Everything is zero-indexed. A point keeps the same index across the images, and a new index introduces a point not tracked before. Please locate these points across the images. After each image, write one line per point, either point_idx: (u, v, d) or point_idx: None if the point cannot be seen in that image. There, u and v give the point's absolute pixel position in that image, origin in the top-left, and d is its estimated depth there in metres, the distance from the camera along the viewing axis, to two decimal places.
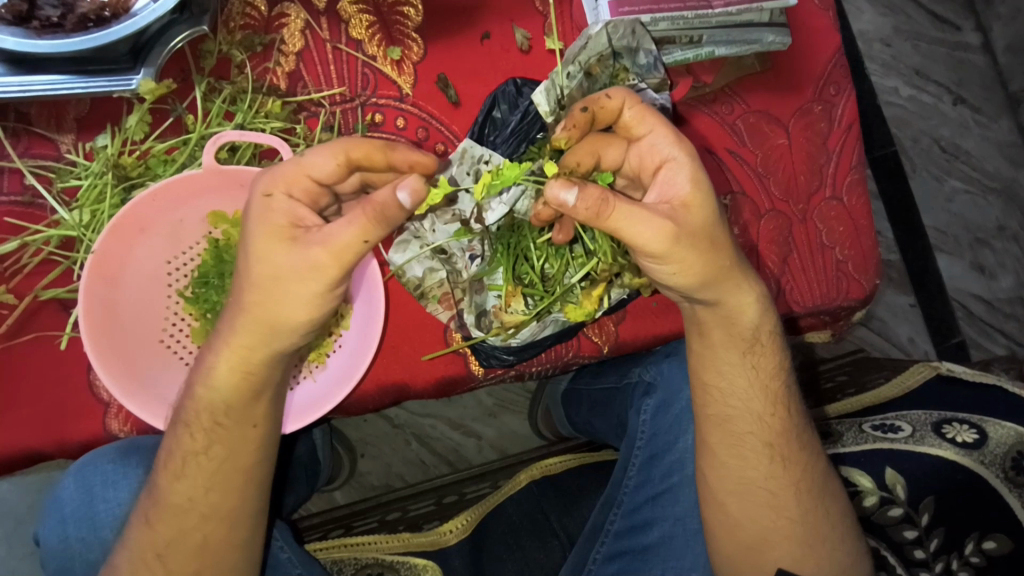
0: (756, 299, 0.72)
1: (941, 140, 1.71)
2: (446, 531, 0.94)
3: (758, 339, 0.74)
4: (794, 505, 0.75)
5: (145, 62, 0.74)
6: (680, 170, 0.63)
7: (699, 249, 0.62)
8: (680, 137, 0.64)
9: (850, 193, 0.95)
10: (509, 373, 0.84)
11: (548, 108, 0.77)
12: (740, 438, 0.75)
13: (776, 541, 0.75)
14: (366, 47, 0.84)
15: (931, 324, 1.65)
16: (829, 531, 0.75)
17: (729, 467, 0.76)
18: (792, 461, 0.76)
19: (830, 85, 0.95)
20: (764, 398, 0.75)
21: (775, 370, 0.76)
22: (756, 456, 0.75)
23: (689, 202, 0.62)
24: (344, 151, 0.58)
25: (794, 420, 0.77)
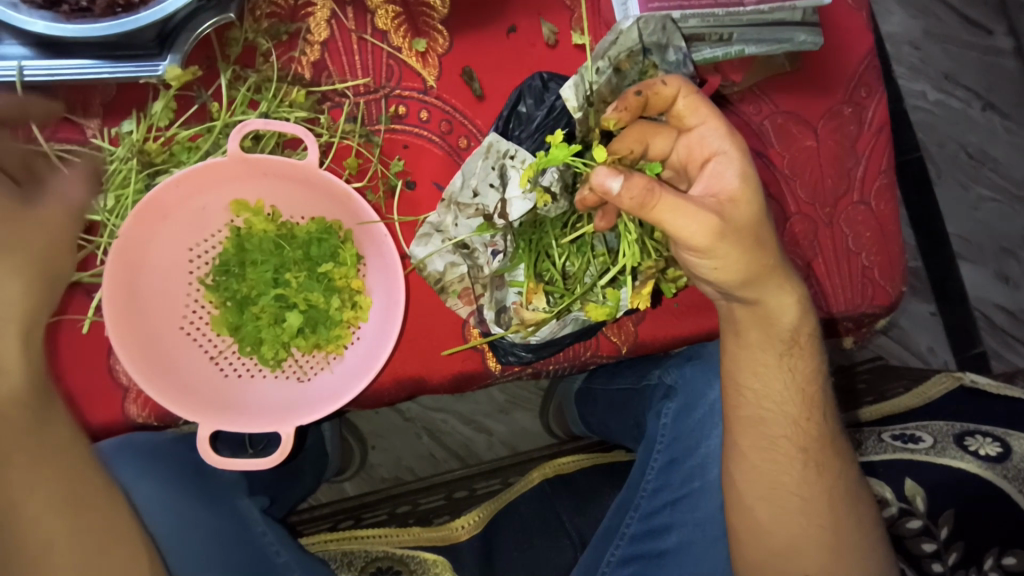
0: (798, 297, 0.71)
1: (969, 146, 1.67)
2: (458, 527, 0.94)
3: (797, 340, 0.73)
4: (825, 511, 0.74)
5: (172, 49, 0.74)
6: (731, 163, 0.64)
7: (746, 240, 0.63)
8: (731, 131, 0.65)
9: (879, 198, 0.93)
10: (526, 369, 0.83)
11: (577, 103, 0.76)
12: (774, 442, 0.75)
13: (804, 548, 0.74)
14: (391, 38, 0.83)
15: (952, 333, 1.62)
16: (859, 539, 0.74)
17: (764, 470, 0.75)
18: (825, 467, 0.75)
19: (861, 87, 0.93)
20: (800, 401, 0.75)
21: (811, 373, 0.75)
22: (789, 460, 0.75)
23: (737, 197, 0.63)
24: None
25: (830, 425, 0.76)
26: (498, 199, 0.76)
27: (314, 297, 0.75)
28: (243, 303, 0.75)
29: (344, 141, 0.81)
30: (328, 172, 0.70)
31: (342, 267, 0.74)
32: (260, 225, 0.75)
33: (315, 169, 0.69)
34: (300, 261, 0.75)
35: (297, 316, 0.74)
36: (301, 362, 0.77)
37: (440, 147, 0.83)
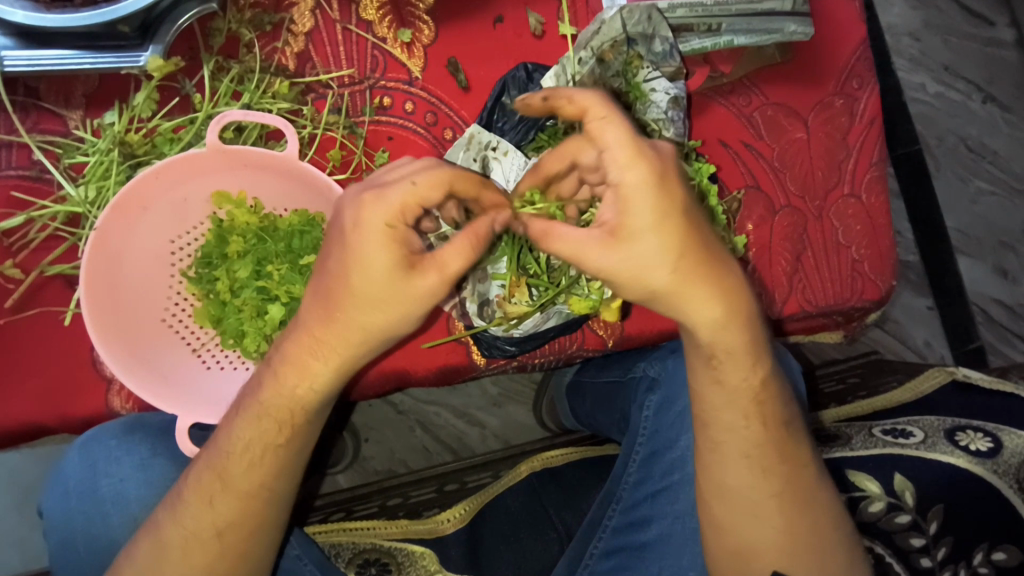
0: (717, 320, 0.65)
1: (968, 139, 1.66)
2: (444, 520, 0.94)
3: (717, 356, 0.69)
4: (779, 514, 0.73)
5: (154, 39, 0.74)
6: (622, 196, 0.57)
7: (638, 260, 0.58)
8: (634, 157, 0.56)
9: (870, 191, 0.91)
10: (511, 364, 0.83)
11: None
12: (717, 447, 0.73)
13: (761, 549, 0.73)
14: (376, 29, 0.83)
15: (949, 328, 1.62)
16: (818, 543, 0.72)
17: (713, 474, 0.74)
18: (775, 472, 0.73)
19: (853, 78, 0.92)
20: (734, 411, 0.72)
21: (744, 387, 0.71)
22: (738, 465, 0.73)
23: (623, 231, 0.57)
24: (451, 177, 0.56)
25: (777, 429, 0.73)
26: None
27: (296, 289, 0.72)
28: (224, 296, 0.73)
29: (327, 132, 0.80)
30: (309, 164, 0.69)
31: None
32: (243, 217, 0.73)
33: (296, 161, 0.69)
34: (282, 254, 0.73)
35: (280, 308, 0.72)
36: None
37: (425, 138, 0.82)
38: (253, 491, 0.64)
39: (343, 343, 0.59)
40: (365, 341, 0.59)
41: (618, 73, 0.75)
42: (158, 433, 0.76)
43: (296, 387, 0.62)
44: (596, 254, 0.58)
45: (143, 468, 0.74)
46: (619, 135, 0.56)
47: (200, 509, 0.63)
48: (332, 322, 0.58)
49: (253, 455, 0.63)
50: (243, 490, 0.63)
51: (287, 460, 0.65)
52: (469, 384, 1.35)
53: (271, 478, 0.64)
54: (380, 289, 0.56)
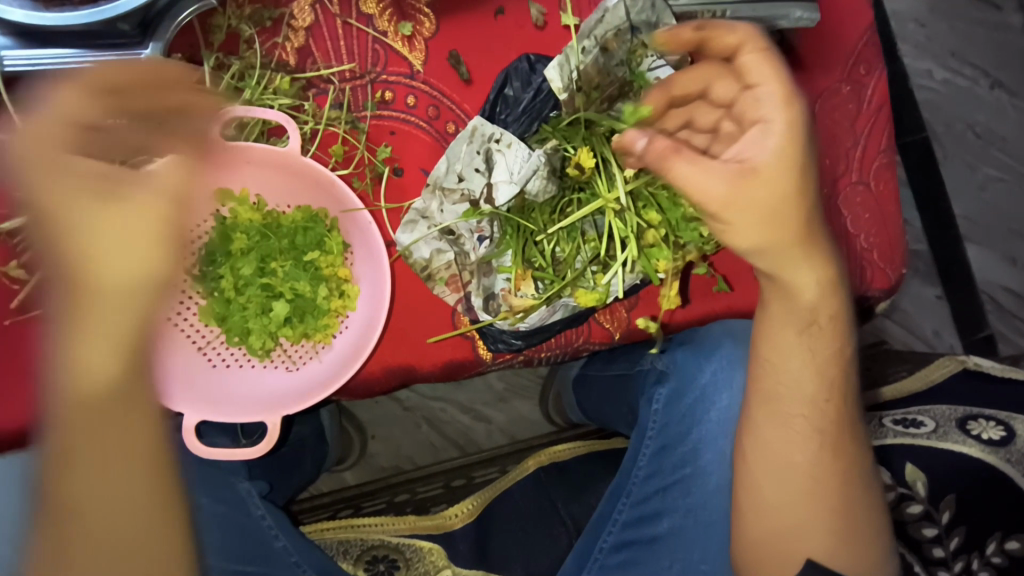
0: (822, 279, 0.61)
1: (976, 125, 1.64)
2: (452, 515, 0.94)
3: (818, 319, 0.64)
4: (839, 496, 0.69)
5: (153, 36, 0.75)
6: (771, 134, 0.56)
7: (766, 198, 0.55)
8: (789, 100, 0.56)
9: (878, 177, 0.90)
10: (518, 358, 0.82)
11: (562, 84, 0.72)
12: (789, 422, 0.69)
13: (811, 530, 0.69)
14: (376, 23, 0.82)
15: (958, 317, 1.60)
16: (867, 527, 0.70)
17: (776, 451, 0.70)
18: (843, 451, 0.69)
19: (860, 63, 0.90)
20: (819, 382, 0.67)
21: (833, 356, 0.67)
22: (804, 441, 0.68)
23: (763, 167, 0.55)
24: (140, 165, 0.60)
25: (852, 410, 0.69)
26: (484, 184, 0.74)
27: (300, 287, 0.73)
28: (228, 294, 0.72)
29: (330, 128, 0.80)
30: (311, 160, 0.68)
31: (326, 255, 0.73)
32: (246, 214, 0.73)
33: (298, 157, 0.67)
34: (286, 251, 0.73)
35: (284, 305, 0.73)
36: (290, 351, 0.75)
37: (428, 133, 0.82)
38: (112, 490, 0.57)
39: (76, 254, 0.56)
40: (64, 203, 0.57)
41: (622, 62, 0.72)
42: None
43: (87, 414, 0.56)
44: (723, 184, 0.55)
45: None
46: (775, 76, 0.57)
47: (69, 528, 0.55)
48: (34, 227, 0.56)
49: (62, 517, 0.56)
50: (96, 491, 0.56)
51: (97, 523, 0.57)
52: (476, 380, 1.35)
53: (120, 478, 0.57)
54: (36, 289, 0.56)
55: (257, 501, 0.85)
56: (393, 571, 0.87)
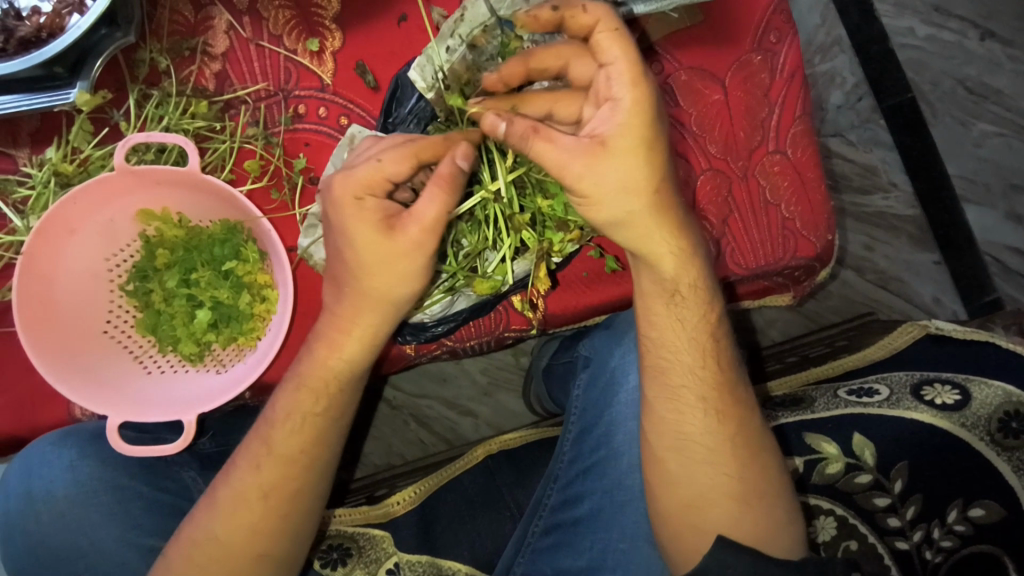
0: (675, 249, 0.66)
1: (967, 80, 1.54)
2: (395, 503, 0.98)
3: (680, 289, 0.69)
4: (732, 459, 0.71)
5: (81, 75, 0.79)
6: (620, 112, 0.58)
7: (613, 176, 0.59)
8: (636, 78, 0.58)
9: (795, 145, 0.89)
10: (443, 350, 0.86)
11: (426, 84, 0.74)
12: (677, 392, 0.71)
13: (714, 498, 0.70)
14: (286, 42, 0.87)
15: (960, 282, 1.53)
16: (769, 488, 0.71)
17: (668, 422, 0.71)
18: (728, 416, 0.71)
19: (770, 32, 0.89)
20: (692, 349, 0.71)
21: (702, 322, 0.71)
22: (691, 409, 0.71)
23: (612, 142, 0.58)
24: (415, 153, 0.62)
25: (729, 371, 0.73)
26: None
27: (220, 294, 0.79)
28: (158, 305, 0.79)
29: (247, 144, 0.85)
30: (211, 175, 0.73)
31: (243, 263, 0.79)
32: (170, 232, 0.79)
33: (199, 174, 0.73)
34: (207, 262, 0.79)
35: (206, 312, 0.79)
36: (221, 356, 0.82)
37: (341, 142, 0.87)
38: (294, 455, 0.72)
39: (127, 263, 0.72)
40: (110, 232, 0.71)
41: (494, 57, 0.73)
42: (90, 440, 0.81)
43: (328, 357, 0.71)
44: (576, 160, 0.58)
45: (72, 470, 0.79)
46: (626, 53, 0.58)
47: (247, 475, 0.71)
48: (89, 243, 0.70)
49: (297, 423, 0.72)
50: (283, 454, 0.71)
51: (326, 425, 0.73)
52: (459, 376, 1.39)
53: (310, 443, 0.72)
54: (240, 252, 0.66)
55: None
56: (347, 558, 0.91)
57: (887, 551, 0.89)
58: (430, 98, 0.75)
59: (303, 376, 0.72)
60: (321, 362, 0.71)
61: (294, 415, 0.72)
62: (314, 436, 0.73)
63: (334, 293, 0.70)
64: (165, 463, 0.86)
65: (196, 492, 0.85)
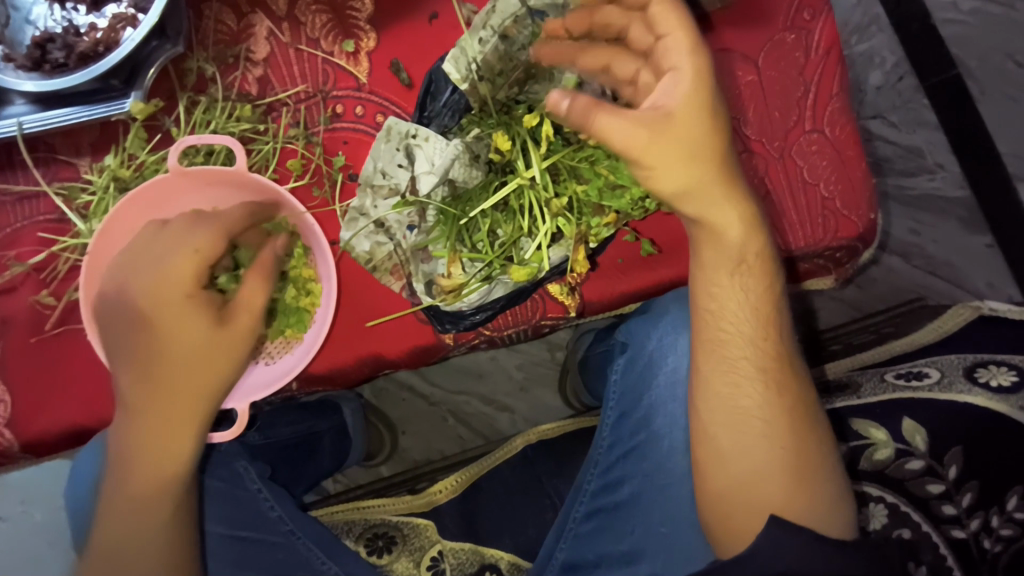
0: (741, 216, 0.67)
1: (1016, 54, 1.48)
2: (437, 491, 1.01)
3: (746, 259, 0.69)
4: (789, 433, 0.69)
5: (136, 85, 0.84)
6: (681, 82, 0.60)
7: (685, 145, 0.60)
8: (693, 46, 0.60)
9: (833, 124, 0.87)
10: (481, 340, 0.87)
11: (459, 75, 0.76)
12: (734, 364, 0.70)
13: (767, 474, 0.69)
14: (323, 45, 0.90)
15: (1014, 265, 1.47)
16: (823, 462, 0.70)
17: (724, 394, 0.70)
18: (785, 389, 0.71)
19: (804, 9, 0.88)
20: (754, 320, 0.70)
21: (767, 292, 0.71)
22: (749, 381, 0.70)
23: (677, 114, 0.59)
24: (221, 233, 0.71)
25: (786, 345, 0.72)
26: (408, 178, 0.78)
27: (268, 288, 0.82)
28: None
29: (289, 144, 0.89)
30: (256, 175, 0.76)
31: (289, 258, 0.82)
32: None
33: (245, 173, 0.76)
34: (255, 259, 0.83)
35: None
36: (271, 350, 0.83)
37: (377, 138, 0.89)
38: (151, 509, 0.71)
39: (146, 311, 0.68)
40: (173, 284, 0.68)
41: (525, 46, 0.76)
42: None
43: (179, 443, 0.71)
44: (642, 135, 0.58)
45: None
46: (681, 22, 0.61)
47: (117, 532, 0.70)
48: (139, 259, 0.71)
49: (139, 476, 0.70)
50: (131, 513, 0.70)
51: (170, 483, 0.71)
52: (497, 371, 1.41)
53: (161, 493, 0.71)
54: (187, 306, 0.69)
55: (252, 475, 0.90)
56: (392, 547, 0.94)
57: (943, 540, 0.86)
58: (463, 87, 0.77)
59: (149, 459, 0.69)
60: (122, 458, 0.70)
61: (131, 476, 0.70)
62: (140, 502, 0.70)
63: (134, 388, 0.68)
64: (221, 452, 0.90)
65: (248, 480, 0.89)
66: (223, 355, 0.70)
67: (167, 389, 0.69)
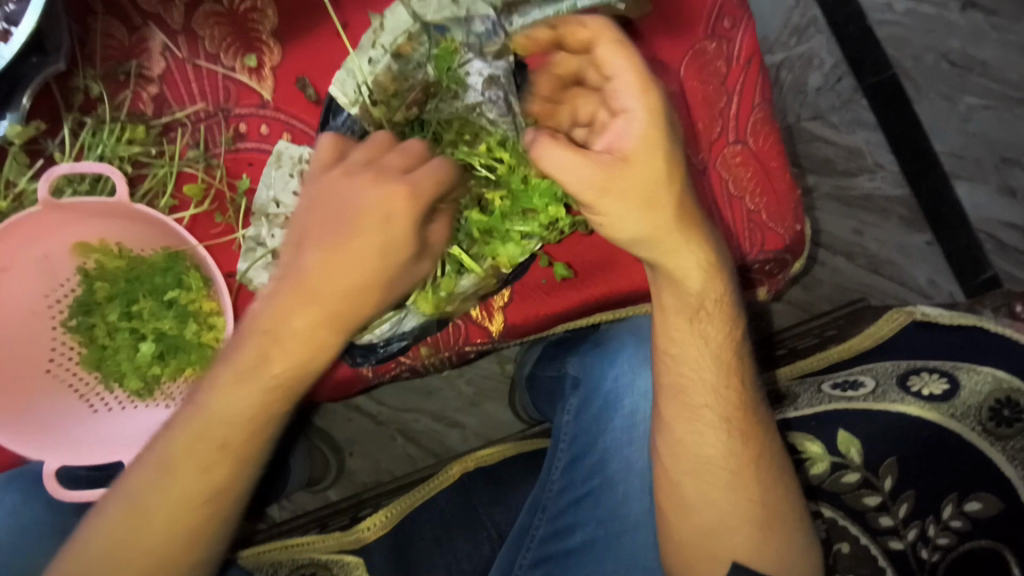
0: (704, 262, 0.67)
1: (950, 54, 1.49)
2: (366, 528, 0.93)
3: (705, 305, 0.69)
4: (754, 483, 0.70)
5: (10, 107, 0.76)
6: (635, 122, 0.61)
7: (642, 184, 0.60)
8: (644, 87, 0.61)
9: (757, 134, 0.85)
10: (402, 370, 0.83)
11: (348, 99, 0.75)
12: (697, 413, 0.70)
13: (731, 523, 0.70)
14: (223, 60, 0.84)
15: (954, 262, 1.48)
16: (787, 509, 0.71)
17: (691, 443, 0.70)
18: (751, 437, 0.71)
19: (724, 17, 0.85)
20: (716, 368, 0.70)
21: (726, 338, 0.71)
22: (713, 431, 0.70)
23: (632, 157, 0.60)
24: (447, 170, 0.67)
25: (749, 390, 0.73)
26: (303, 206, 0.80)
27: (163, 325, 0.76)
28: (102, 341, 0.77)
29: (187, 168, 0.83)
30: (143, 206, 0.70)
31: (185, 292, 0.76)
32: (111, 263, 0.77)
33: (129, 204, 0.70)
34: (149, 293, 0.77)
35: (150, 345, 0.76)
36: (171, 389, 0.78)
37: None
38: (180, 511, 0.66)
39: (311, 225, 0.66)
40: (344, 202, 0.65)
41: (420, 64, 0.74)
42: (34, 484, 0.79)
43: (216, 410, 0.65)
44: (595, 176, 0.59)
45: (14, 515, 0.78)
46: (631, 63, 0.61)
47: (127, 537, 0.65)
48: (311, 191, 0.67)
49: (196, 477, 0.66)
50: (159, 512, 0.65)
51: (225, 484, 0.67)
52: (444, 387, 1.36)
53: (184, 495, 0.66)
54: (386, 237, 0.65)
55: None
56: None
57: (881, 553, 0.85)
58: (354, 111, 0.75)
59: (216, 441, 0.65)
60: (207, 436, 0.65)
61: (208, 463, 0.65)
62: (205, 491, 0.66)
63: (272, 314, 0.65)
64: None
65: None
66: (365, 305, 0.67)
67: (307, 304, 0.65)
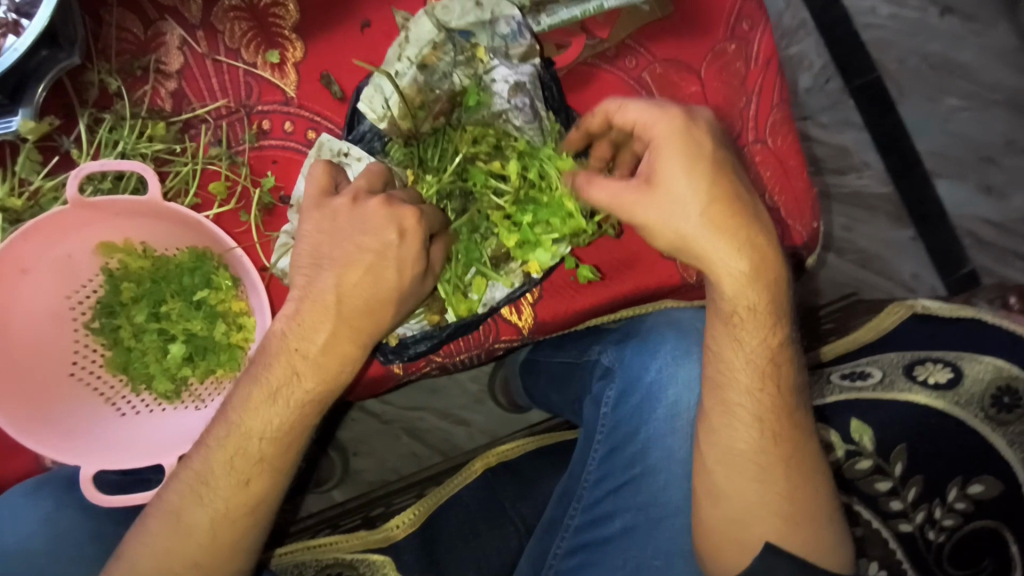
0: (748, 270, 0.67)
1: (931, 57, 1.56)
2: (395, 526, 0.94)
3: (737, 312, 0.68)
4: (784, 478, 0.70)
5: (23, 101, 0.73)
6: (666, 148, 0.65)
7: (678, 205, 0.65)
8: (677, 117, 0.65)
9: (775, 134, 0.88)
10: (433, 367, 0.83)
11: (376, 111, 0.78)
12: (733, 408, 0.70)
13: (760, 513, 0.70)
14: (244, 55, 0.83)
15: (937, 256, 1.55)
16: (819, 506, 0.71)
17: (723, 435, 0.71)
18: (785, 436, 0.70)
19: (742, 19, 0.87)
20: (751, 369, 0.70)
21: (766, 342, 0.70)
22: (747, 425, 0.70)
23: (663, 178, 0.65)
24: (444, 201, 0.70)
25: (788, 392, 0.71)
26: None
27: (193, 326, 0.74)
28: (128, 342, 0.75)
29: (210, 165, 0.81)
30: (175, 204, 0.68)
31: (215, 292, 0.75)
32: (135, 263, 0.75)
33: (160, 203, 0.68)
34: (176, 294, 0.75)
35: (179, 346, 0.75)
36: (199, 391, 0.77)
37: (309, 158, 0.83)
38: (221, 512, 0.65)
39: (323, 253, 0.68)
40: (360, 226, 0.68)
41: (446, 74, 0.77)
42: (65, 487, 0.77)
43: (251, 428, 0.65)
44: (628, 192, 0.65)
45: (48, 523, 0.74)
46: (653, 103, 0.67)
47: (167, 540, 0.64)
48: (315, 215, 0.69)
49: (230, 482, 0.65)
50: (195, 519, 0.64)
51: (265, 490, 0.66)
52: (450, 385, 1.36)
53: (227, 499, 0.65)
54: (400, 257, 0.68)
55: None
56: None
57: (892, 535, 0.90)
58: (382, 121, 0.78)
59: (256, 454, 0.65)
60: (249, 438, 0.65)
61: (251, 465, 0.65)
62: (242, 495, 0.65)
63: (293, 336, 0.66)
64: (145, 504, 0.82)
65: None
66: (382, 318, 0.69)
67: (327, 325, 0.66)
